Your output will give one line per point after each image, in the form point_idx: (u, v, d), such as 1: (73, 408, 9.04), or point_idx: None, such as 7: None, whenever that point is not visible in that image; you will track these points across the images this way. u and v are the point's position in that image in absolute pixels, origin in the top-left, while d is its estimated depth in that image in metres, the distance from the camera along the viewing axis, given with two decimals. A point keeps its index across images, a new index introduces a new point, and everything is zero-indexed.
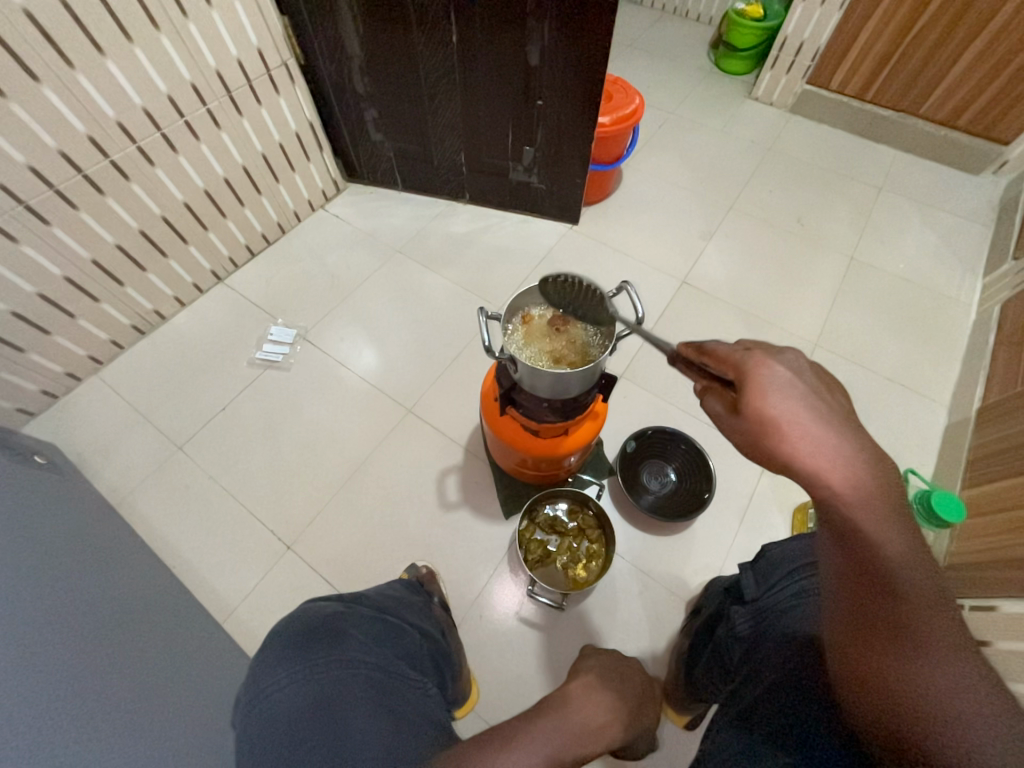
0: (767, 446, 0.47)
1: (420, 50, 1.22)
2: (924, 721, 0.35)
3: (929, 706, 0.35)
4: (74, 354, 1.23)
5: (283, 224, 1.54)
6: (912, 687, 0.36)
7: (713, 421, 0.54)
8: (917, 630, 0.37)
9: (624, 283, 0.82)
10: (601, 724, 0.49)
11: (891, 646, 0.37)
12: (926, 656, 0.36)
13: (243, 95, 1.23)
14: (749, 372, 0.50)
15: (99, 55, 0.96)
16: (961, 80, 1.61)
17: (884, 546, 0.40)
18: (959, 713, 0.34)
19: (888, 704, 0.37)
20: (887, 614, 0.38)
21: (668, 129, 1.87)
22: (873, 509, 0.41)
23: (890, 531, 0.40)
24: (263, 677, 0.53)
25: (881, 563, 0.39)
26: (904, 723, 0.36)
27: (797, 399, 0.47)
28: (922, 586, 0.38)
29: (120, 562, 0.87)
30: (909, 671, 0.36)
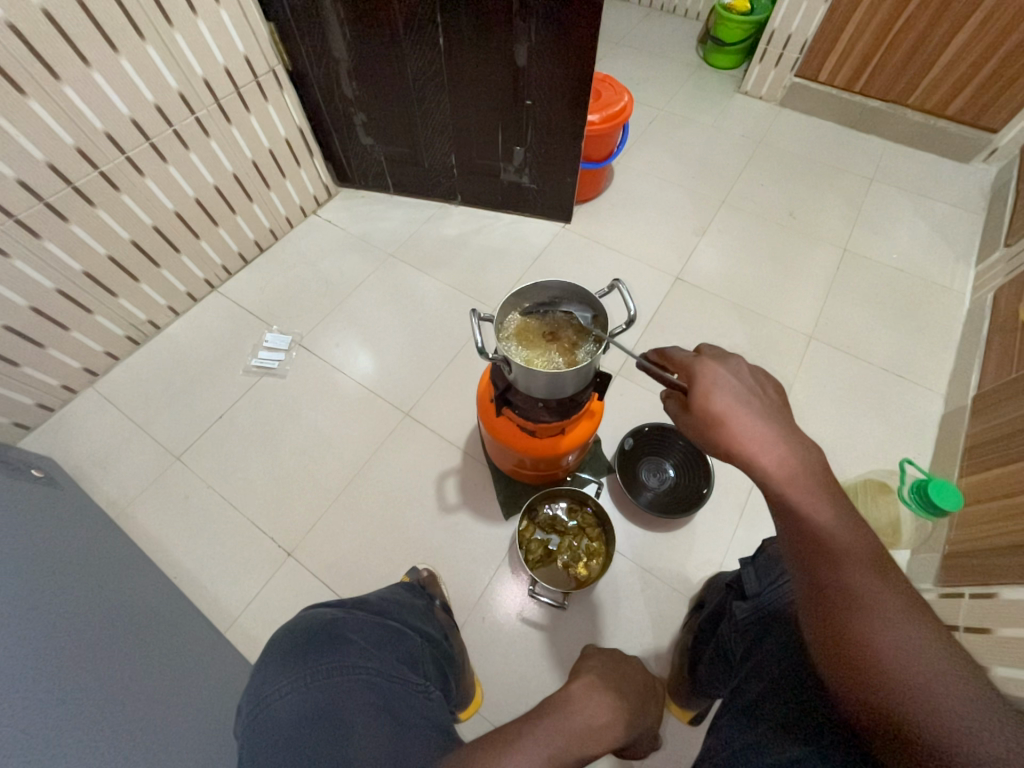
0: (712, 438, 0.52)
1: (408, 53, 1.22)
2: (871, 675, 0.36)
3: (873, 658, 0.37)
4: (69, 367, 1.23)
5: (276, 231, 1.54)
6: (857, 645, 0.38)
7: (672, 420, 0.59)
8: (855, 590, 0.40)
9: (616, 280, 0.82)
10: (603, 721, 0.48)
11: (836, 609, 0.40)
12: (869, 614, 0.38)
13: (232, 103, 1.23)
14: (695, 373, 0.56)
15: (85, 68, 0.95)
16: (948, 69, 1.62)
17: (817, 519, 0.44)
18: (901, 662, 0.36)
19: (840, 664, 0.38)
20: (828, 580, 0.41)
21: (659, 125, 1.87)
22: (804, 487, 0.45)
23: (821, 505, 0.44)
24: (264, 685, 0.53)
25: (818, 533, 0.43)
26: (854, 680, 0.37)
27: (737, 394, 0.52)
28: (855, 552, 0.42)
29: (121, 574, 0.87)
30: (855, 630, 0.38)
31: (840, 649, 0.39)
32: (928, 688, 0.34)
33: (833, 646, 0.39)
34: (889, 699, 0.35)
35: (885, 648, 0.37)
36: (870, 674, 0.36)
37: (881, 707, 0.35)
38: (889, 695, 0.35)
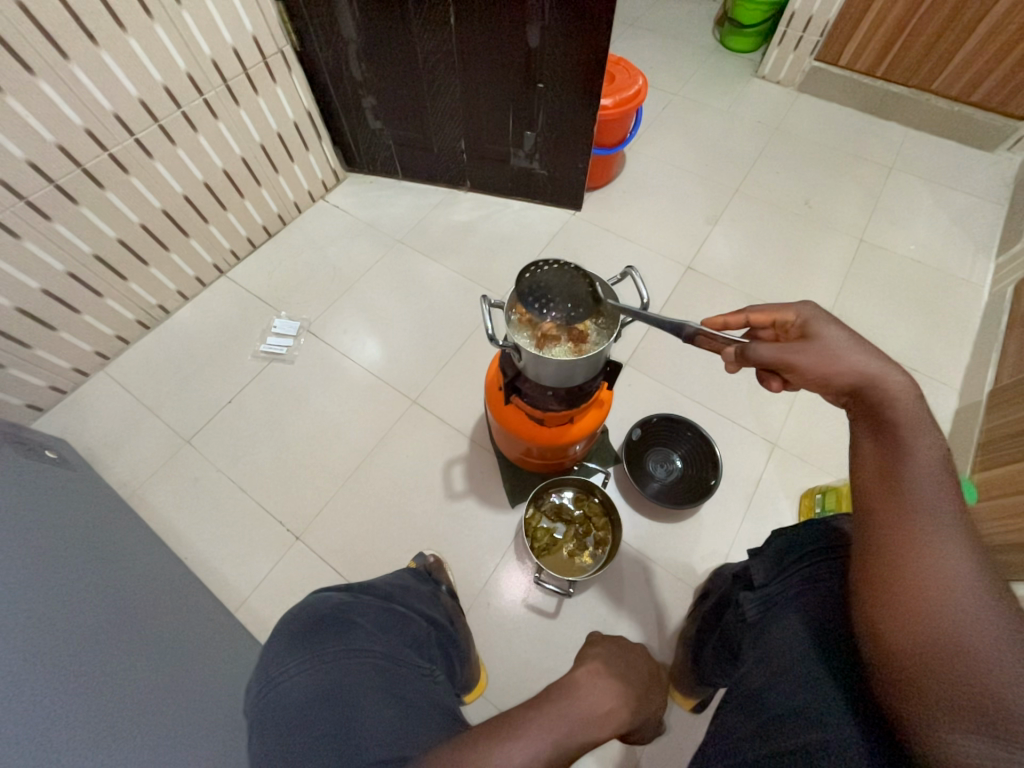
0: (827, 364, 0.52)
1: (418, 34, 1.20)
2: (927, 591, 0.39)
3: (934, 588, 0.39)
4: (80, 349, 1.24)
5: (284, 216, 1.53)
6: (922, 562, 0.40)
7: (772, 348, 0.56)
8: (935, 520, 0.41)
9: (628, 267, 0.79)
10: (615, 707, 0.48)
11: (908, 528, 0.42)
12: (942, 539, 0.40)
13: (240, 84, 1.21)
14: (812, 317, 0.56)
15: (93, 46, 0.94)
16: (976, 54, 1.56)
17: (921, 445, 0.44)
18: (960, 587, 0.38)
19: (894, 576, 0.41)
20: (910, 503, 0.43)
21: (673, 110, 1.83)
22: (920, 415, 0.46)
23: (930, 439, 0.45)
24: (274, 666, 0.54)
25: (913, 460, 0.44)
26: (907, 591, 0.40)
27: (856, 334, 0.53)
28: (946, 484, 0.43)
29: (132, 555, 0.88)
30: (922, 548, 0.41)
31: (910, 579, 0.40)
32: (979, 613, 0.37)
33: (894, 559, 0.42)
34: (937, 608, 0.38)
35: (950, 572, 0.39)
36: (923, 588, 0.39)
37: (930, 622, 0.38)
38: (940, 609, 0.38)
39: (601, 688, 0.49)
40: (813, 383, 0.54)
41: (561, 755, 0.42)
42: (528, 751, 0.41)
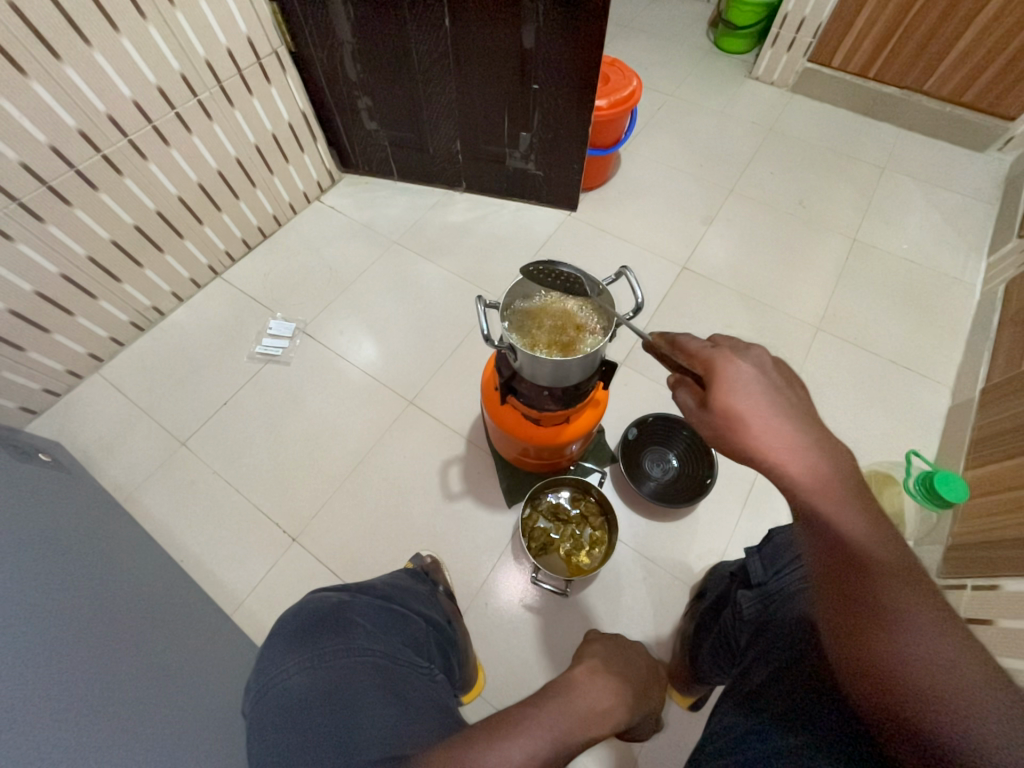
0: (731, 439, 0.50)
1: (413, 35, 1.20)
2: (904, 695, 0.35)
3: (898, 666, 0.36)
4: (74, 352, 1.23)
5: (280, 217, 1.53)
6: (890, 660, 0.36)
7: (685, 414, 0.57)
8: (889, 607, 0.38)
9: (623, 267, 0.78)
10: (613, 705, 0.49)
11: (862, 621, 0.38)
12: (906, 627, 0.36)
13: (234, 85, 1.21)
14: (717, 372, 0.53)
15: (86, 47, 0.94)
16: (965, 56, 1.58)
17: (847, 527, 0.42)
18: (940, 681, 0.34)
19: (863, 679, 0.37)
20: (857, 593, 0.39)
21: (667, 111, 1.84)
22: (837, 496, 0.43)
23: (853, 514, 0.42)
24: (270, 667, 0.54)
25: (844, 548, 0.41)
26: (882, 695, 0.36)
27: (760, 397, 0.50)
28: (887, 562, 0.40)
29: (128, 559, 0.87)
30: (889, 646, 0.36)
31: (868, 659, 0.37)
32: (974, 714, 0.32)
33: (860, 659, 0.37)
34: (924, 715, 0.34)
35: (923, 666, 0.35)
36: (902, 693, 0.35)
37: (905, 722, 0.34)
38: (912, 688, 0.35)
39: (599, 688, 0.50)
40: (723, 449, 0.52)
41: (561, 756, 0.42)
42: (529, 748, 0.40)
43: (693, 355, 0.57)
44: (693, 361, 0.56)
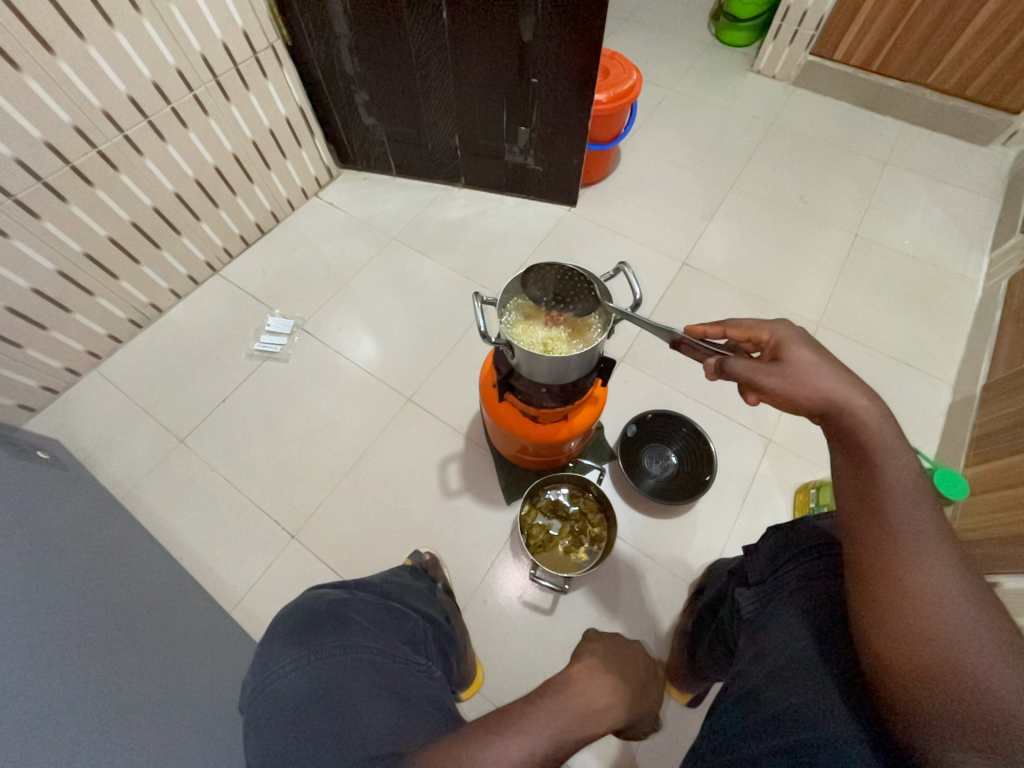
0: (798, 386, 0.51)
1: (410, 28, 1.19)
2: (921, 620, 0.38)
3: (926, 598, 0.38)
4: (72, 349, 1.23)
5: (278, 213, 1.52)
6: (908, 580, 0.39)
7: (745, 372, 0.56)
8: (917, 539, 0.41)
9: (622, 263, 0.77)
10: (611, 702, 0.47)
11: (890, 547, 0.41)
12: (926, 557, 0.40)
13: (231, 79, 1.20)
14: (783, 338, 0.56)
15: (80, 41, 0.93)
16: (970, 48, 1.56)
17: (894, 465, 0.45)
18: (947, 603, 0.38)
19: (879, 595, 0.41)
20: (889, 525, 0.42)
21: (668, 105, 1.82)
22: (892, 437, 0.46)
23: (901, 451, 0.45)
24: (268, 664, 0.54)
25: (881, 485, 0.44)
26: (905, 629, 0.38)
27: (826, 358, 0.52)
28: (922, 499, 0.43)
29: (126, 556, 0.87)
30: (908, 569, 0.40)
31: (900, 595, 0.39)
32: (974, 635, 0.36)
33: (880, 579, 0.41)
34: (926, 629, 0.37)
35: (941, 597, 0.38)
36: (913, 608, 0.38)
37: (929, 654, 0.37)
38: (938, 622, 0.37)
39: (597, 683, 0.48)
40: (776, 406, 0.54)
41: (558, 753, 0.42)
42: (525, 747, 0.40)
43: (751, 329, 0.60)
44: (755, 333, 0.59)
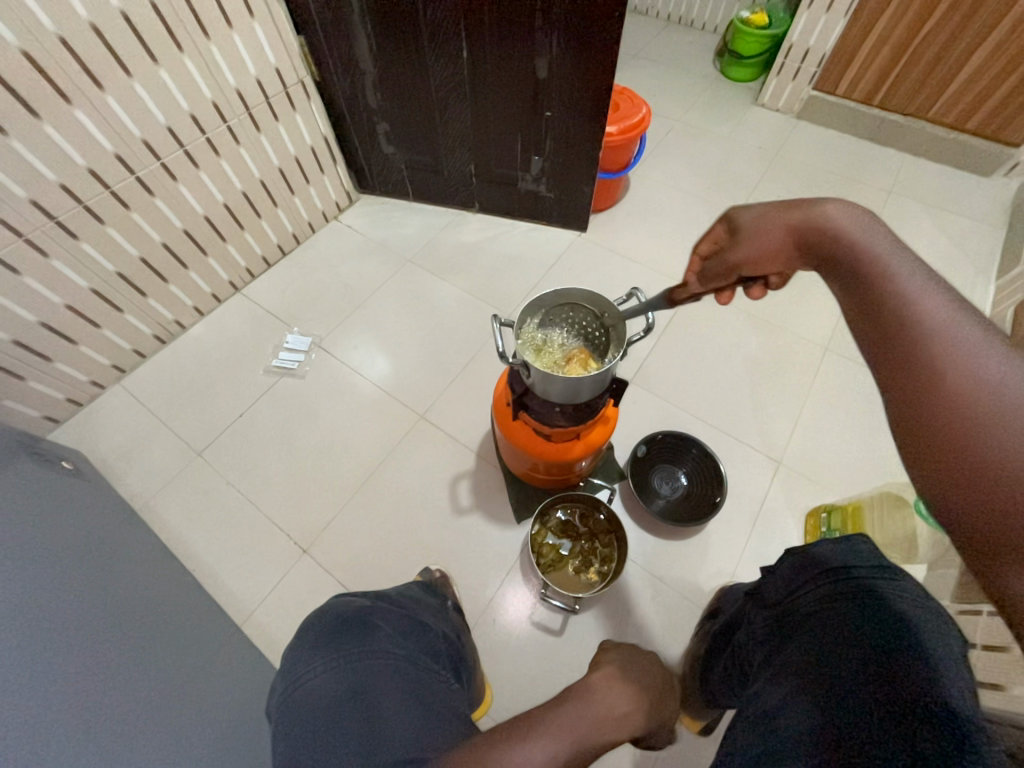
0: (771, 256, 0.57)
1: (432, 65, 1.26)
2: (952, 423, 0.34)
3: (958, 395, 0.34)
4: (98, 363, 1.27)
5: (299, 235, 1.58)
6: (932, 361, 0.36)
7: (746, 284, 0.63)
8: (933, 337, 0.37)
9: (635, 289, 0.79)
10: (632, 710, 0.47)
11: (890, 316, 0.40)
12: (928, 311, 0.38)
13: (261, 111, 1.27)
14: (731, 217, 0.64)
15: (126, 78, 1.00)
16: (969, 83, 1.62)
17: (894, 277, 0.42)
18: (983, 391, 0.33)
19: (911, 419, 0.36)
20: (903, 338, 0.39)
21: (675, 136, 1.89)
22: (882, 252, 0.44)
23: (898, 260, 0.43)
24: (301, 665, 0.55)
25: (888, 277, 0.42)
26: (939, 444, 0.34)
27: (776, 211, 0.56)
28: (937, 298, 0.39)
29: (143, 567, 0.89)
30: (931, 340, 0.37)
31: (929, 407, 0.35)
32: (987, 364, 0.34)
33: (908, 399, 0.37)
34: (941, 379, 0.35)
35: (974, 387, 0.34)
36: (939, 378, 0.35)
37: (970, 460, 0.33)
38: (976, 418, 0.33)
39: (617, 690, 0.49)
40: (754, 268, 0.62)
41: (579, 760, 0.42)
42: (549, 751, 0.41)
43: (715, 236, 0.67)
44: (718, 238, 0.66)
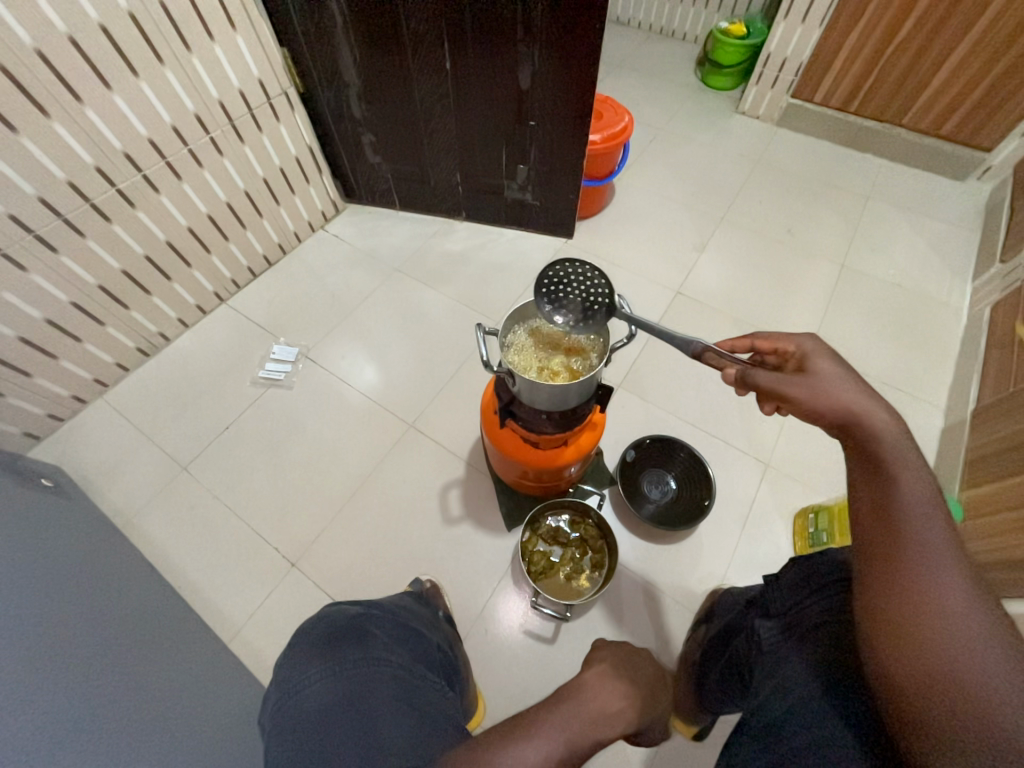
0: (816, 395, 0.52)
1: (416, 76, 1.26)
2: (919, 633, 0.38)
3: (930, 615, 0.38)
4: (79, 377, 1.25)
5: (285, 246, 1.58)
6: (915, 571, 0.40)
7: (762, 386, 0.59)
8: (924, 552, 0.40)
9: (619, 296, 0.79)
10: (624, 705, 0.47)
11: (899, 563, 0.41)
12: (927, 528, 0.41)
13: (245, 122, 1.27)
14: (806, 351, 0.59)
15: (107, 90, 0.99)
16: (942, 91, 1.66)
17: (907, 478, 0.44)
18: (951, 618, 0.37)
19: (889, 616, 0.40)
20: (896, 539, 0.42)
21: (659, 143, 1.92)
22: (907, 452, 0.46)
23: (916, 463, 0.45)
24: (293, 676, 0.54)
25: (905, 479, 0.44)
26: (902, 648, 0.38)
27: (846, 372, 0.53)
28: (937, 516, 0.42)
29: (125, 584, 0.87)
30: (918, 555, 0.40)
31: (900, 611, 0.39)
32: (958, 600, 0.38)
33: (888, 594, 0.40)
34: (919, 596, 0.39)
35: (945, 610, 0.38)
36: (917, 590, 0.39)
37: (929, 674, 0.37)
38: (940, 639, 0.37)
39: (610, 687, 0.49)
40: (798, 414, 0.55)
41: (575, 757, 0.42)
42: (543, 750, 0.40)
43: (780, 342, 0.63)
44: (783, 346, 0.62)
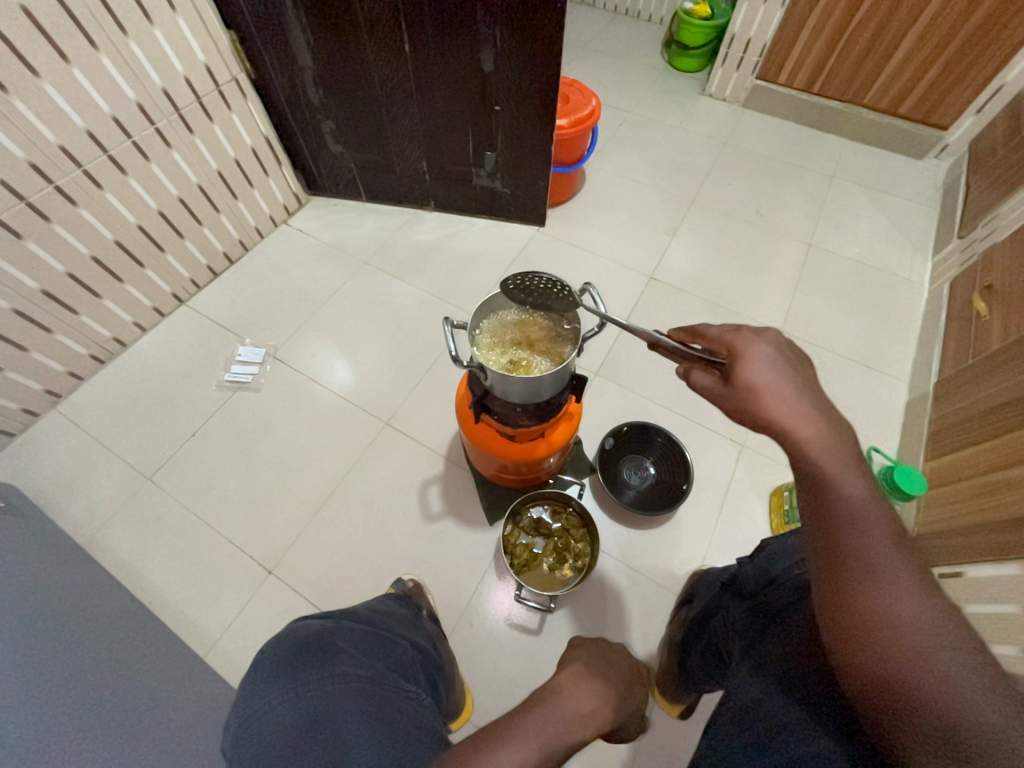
0: (755, 410, 0.50)
1: (374, 59, 1.21)
2: (881, 642, 0.36)
3: (887, 622, 0.37)
4: (29, 388, 1.18)
5: (246, 242, 1.51)
6: (868, 578, 0.39)
7: (703, 394, 0.54)
8: (874, 557, 0.40)
9: (588, 284, 0.78)
10: (595, 707, 0.47)
11: (850, 572, 0.40)
12: (873, 536, 0.41)
13: (193, 112, 1.20)
14: (740, 351, 0.52)
15: (36, 79, 0.92)
16: (900, 70, 1.69)
17: (846, 489, 0.43)
18: (908, 623, 0.36)
19: (849, 627, 0.38)
20: (847, 547, 0.41)
21: (628, 127, 1.90)
22: (844, 462, 0.45)
23: (853, 474, 0.44)
24: (256, 700, 0.52)
25: (845, 490, 0.43)
26: (865, 659, 0.37)
27: (784, 380, 0.50)
28: (879, 521, 0.41)
29: (89, 604, 0.83)
30: (869, 563, 0.39)
31: (858, 622, 0.38)
32: (913, 604, 0.37)
33: (845, 606, 0.39)
34: (875, 605, 0.38)
35: (901, 615, 0.37)
36: (874, 598, 0.38)
37: (897, 685, 0.35)
38: (902, 646, 0.36)
39: (582, 689, 0.48)
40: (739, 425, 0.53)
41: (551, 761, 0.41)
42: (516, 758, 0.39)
43: (715, 339, 0.56)
44: (716, 344, 0.56)
